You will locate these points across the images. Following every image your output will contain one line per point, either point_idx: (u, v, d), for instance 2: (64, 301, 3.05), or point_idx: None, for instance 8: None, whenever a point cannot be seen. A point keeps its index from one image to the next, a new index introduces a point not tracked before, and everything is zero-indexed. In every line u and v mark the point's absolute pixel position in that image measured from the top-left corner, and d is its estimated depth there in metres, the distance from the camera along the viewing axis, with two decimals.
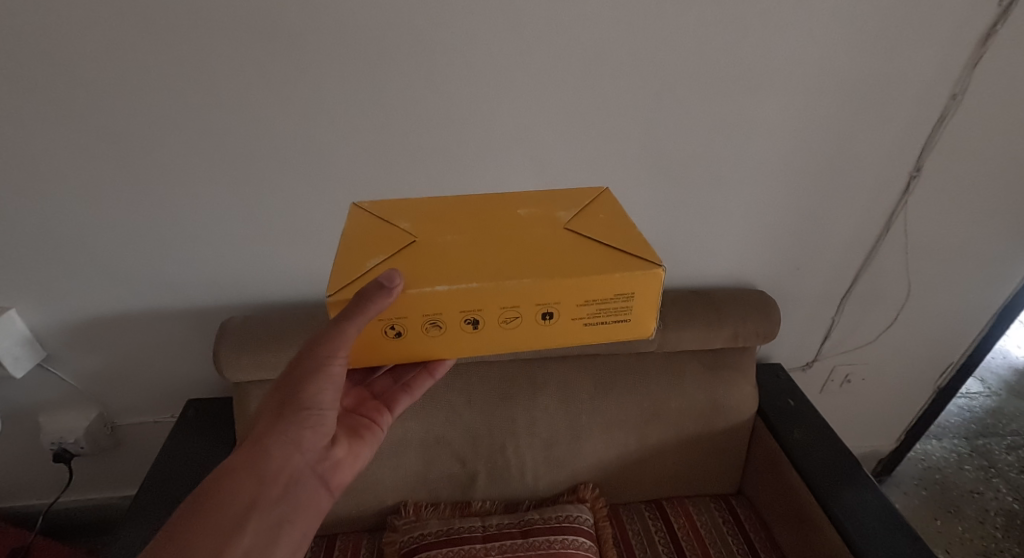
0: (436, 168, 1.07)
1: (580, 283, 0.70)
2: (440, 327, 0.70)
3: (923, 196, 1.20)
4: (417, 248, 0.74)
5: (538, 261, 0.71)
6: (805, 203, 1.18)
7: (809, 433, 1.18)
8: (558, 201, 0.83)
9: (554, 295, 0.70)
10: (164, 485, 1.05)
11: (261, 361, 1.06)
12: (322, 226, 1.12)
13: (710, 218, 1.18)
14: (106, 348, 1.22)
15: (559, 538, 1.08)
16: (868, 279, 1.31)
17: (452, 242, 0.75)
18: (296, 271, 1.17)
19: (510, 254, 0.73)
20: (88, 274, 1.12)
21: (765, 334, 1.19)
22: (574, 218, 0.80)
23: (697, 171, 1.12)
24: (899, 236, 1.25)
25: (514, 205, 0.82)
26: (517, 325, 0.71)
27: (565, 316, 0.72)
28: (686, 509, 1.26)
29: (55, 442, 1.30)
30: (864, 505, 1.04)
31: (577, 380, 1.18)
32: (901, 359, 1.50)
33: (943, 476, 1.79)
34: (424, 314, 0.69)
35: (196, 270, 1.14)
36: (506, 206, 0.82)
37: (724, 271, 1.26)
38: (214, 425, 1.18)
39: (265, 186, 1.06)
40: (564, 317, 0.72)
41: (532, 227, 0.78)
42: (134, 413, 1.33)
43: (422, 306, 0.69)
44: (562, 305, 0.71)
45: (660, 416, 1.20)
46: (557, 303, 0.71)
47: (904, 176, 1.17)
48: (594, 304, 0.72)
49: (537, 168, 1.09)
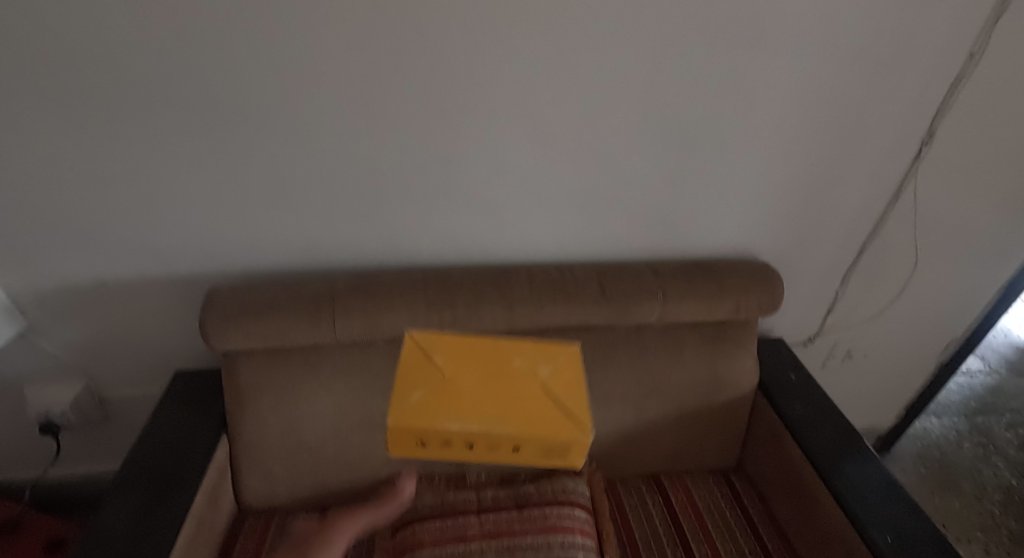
0: (431, 131, 1.04)
1: (538, 436, 0.70)
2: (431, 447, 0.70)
3: (935, 163, 1.16)
4: (439, 397, 0.72)
5: (506, 412, 0.72)
6: (809, 172, 1.14)
7: (810, 408, 1.16)
8: (537, 353, 0.78)
9: (516, 441, 0.69)
10: (150, 456, 1.02)
11: (249, 331, 1.03)
12: (313, 192, 1.09)
13: (712, 187, 1.14)
14: (92, 318, 1.19)
15: (554, 510, 1.06)
16: (873, 251, 1.28)
17: (457, 387, 0.73)
18: (286, 239, 1.14)
19: (483, 400, 0.73)
20: (70, 241, 1.09)
21: (768, 307, 1.16)
22: (553, 374, 0.76)
23: (699, 138, 1.08)
24: (907, 207, 1.22)
25: (505, 352, 0.78)
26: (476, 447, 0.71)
27: (524, 453, 0.71)
28: (685, 484, 1.24)
29: (42, 413, 1.27)
30: (866, 478, 1.02)
31: (575, 354, 1.15)
32: (904, 334, 1.48)
33: (941, 453, 1.79)
34: (412, 438, 0.69)
35: (182, 237, 1.11)
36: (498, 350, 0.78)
37: (725, 243, 1.22)
38: (202, 398, 1.15)
39: (252, 150, 1.03)
40: (524, 452, 0.71)
41: (523, 380, 0.75)
42: (121, 385, 1.31)
43: (418, 440, 0.69)
44: (524, 447, 0.70)
45: (659, 390, 1.17)
46: (520, 446, 0.70)
47: (915, 143, 1.13)
48: (545, 453, 0.71)
49: (532, 133, 1.06)
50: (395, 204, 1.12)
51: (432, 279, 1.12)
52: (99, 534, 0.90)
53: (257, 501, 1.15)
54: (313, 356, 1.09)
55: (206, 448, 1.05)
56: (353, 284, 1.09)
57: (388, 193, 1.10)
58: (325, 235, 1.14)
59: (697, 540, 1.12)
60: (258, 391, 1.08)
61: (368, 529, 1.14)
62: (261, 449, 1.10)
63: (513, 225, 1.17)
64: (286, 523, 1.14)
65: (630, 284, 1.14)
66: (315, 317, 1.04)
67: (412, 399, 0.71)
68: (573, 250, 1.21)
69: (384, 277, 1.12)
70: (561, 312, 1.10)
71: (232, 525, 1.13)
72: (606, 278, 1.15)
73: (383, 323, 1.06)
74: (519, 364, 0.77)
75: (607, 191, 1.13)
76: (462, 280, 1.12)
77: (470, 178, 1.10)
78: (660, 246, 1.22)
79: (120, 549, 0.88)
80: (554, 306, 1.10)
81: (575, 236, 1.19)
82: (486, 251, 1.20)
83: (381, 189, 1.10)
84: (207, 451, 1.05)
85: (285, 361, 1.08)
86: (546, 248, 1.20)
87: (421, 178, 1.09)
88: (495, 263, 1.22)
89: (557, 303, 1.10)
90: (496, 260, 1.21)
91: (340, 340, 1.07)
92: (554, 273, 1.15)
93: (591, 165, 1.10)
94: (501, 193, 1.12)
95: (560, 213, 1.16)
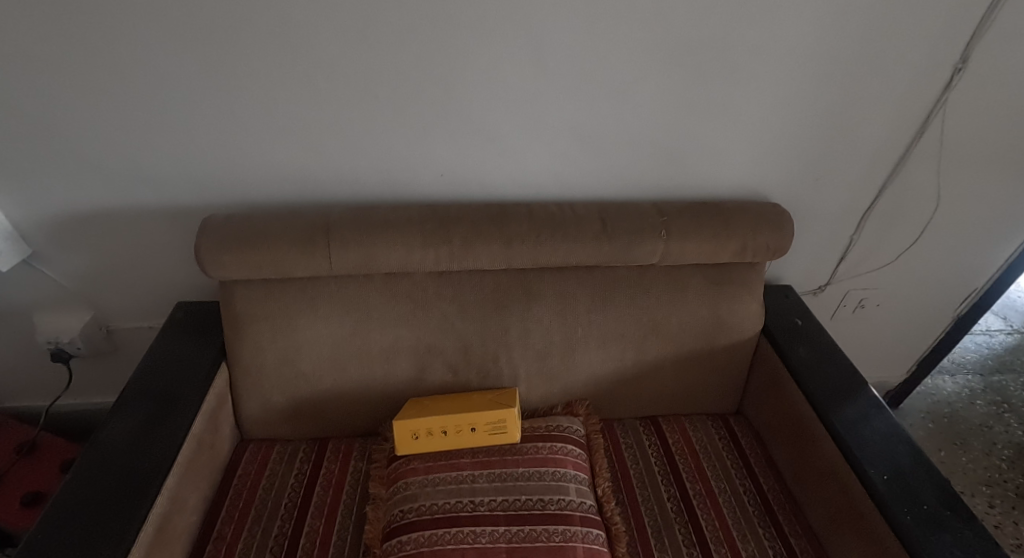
0: (427, 54, 1.01)
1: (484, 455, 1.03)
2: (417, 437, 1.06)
3: (967, 91, 1.12)
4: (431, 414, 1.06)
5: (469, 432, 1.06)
6: (829, 102, 1.11)
7: (815, 351, 1.14)
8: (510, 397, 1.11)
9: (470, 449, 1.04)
10: (152, 381, 1.04)
11: (244, 260, 1.03)
12: (309, 118, 1.06)
13: (725, 118, 1.12)
14: (93, 247, 1.20)
15: (547, 444, 1.07)
16: (890, 190, 1.24)
17: (444, 412, 1.07)
18: (283, 170, 1.12)
19: (455, 422, 1.06)
20: (67, 166, 1.09)
21: (776, 249, 1.12)
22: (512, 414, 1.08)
23: (712, 62, 1.05)
24: (934, 140, 1.18)
25: (488, 396, 1.11)
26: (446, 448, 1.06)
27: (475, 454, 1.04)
28: (682, 426, 1.24)
29: (52, 341, 1.29)
30: (867, 420, 1.00)
31: (574, 292, 1.13)
32: (918, 284, 1.44)
33: (952, 410, 1.75)
34: (409, 432, 1.06)
35: (179, 164, 1.10)
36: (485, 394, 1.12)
37: (737, 180, 1.20)
38: (202, 327, 1.16)
39: (244, 72, 1.01)
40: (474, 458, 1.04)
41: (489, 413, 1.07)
42: (127, 317, 1.32)
43: (408, 433, 1.06)
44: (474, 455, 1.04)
45: (659, 331, 1.16)
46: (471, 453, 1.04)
47: (947, 68, 1.09)
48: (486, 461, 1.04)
49: (535, 55, 1.03)
50: (393, 133, 1.09)
51: (430, 213, 1.09)
52: (102, 448, 0.92)
53: (258, 429, 1.18)
54: (311, 286, 1.09)
55: (205, 377, 1.06)
56: (348, 216, 1.07)
57: (385, 121, 1.08)
58: (325, 166, 1.12)
59: (691, 479, 1.12)
60: (258, 319, 1.09)
61: (364, 459, 1.16)
62: (261, 377, 1.12)
63: (513, 157, 1.14)
64: (286, 451, 1.16)
65: (632, 222, 1.10)
66: (309, 248, 1.03)
67: (407, 411, 1.08)
68: (575, 186, 1.18)
69: (381, 211, 1.10)
70: (560, 250, 1.08)
71: (234, 452, 1.16)
72: (608, 215, 1.11)
73: (378, 257, 1.05)
74: (491, 400, 1.10)
75: (615, 121, 1.11)
76: (461, 214, 1.09)
77: (469, 107, 1.07)
78: (669, 182, 1.19)
79: (124, 463, 0.90)
80: (554, 242, 1.07)
81: (577, 170, 1.16)
82: (487, 186, 1.17)
83: (378, 116, 1.07)
84: (208, 376, 1.07)
85: (282, 291, 1.08)
86: (547, 184, 1.18)
87: (416, 105, 1.07)
88: (497, 199, 1.19)
89: (555, 241, 1.08)
90: (496, 195, 1.19)
91: (335, 273, 1.07)
92: (555, 210, 1.12)
93: (599, 93, 1.07)
94: (500, 122, 1.10)
95: (561, 144, 1.13)
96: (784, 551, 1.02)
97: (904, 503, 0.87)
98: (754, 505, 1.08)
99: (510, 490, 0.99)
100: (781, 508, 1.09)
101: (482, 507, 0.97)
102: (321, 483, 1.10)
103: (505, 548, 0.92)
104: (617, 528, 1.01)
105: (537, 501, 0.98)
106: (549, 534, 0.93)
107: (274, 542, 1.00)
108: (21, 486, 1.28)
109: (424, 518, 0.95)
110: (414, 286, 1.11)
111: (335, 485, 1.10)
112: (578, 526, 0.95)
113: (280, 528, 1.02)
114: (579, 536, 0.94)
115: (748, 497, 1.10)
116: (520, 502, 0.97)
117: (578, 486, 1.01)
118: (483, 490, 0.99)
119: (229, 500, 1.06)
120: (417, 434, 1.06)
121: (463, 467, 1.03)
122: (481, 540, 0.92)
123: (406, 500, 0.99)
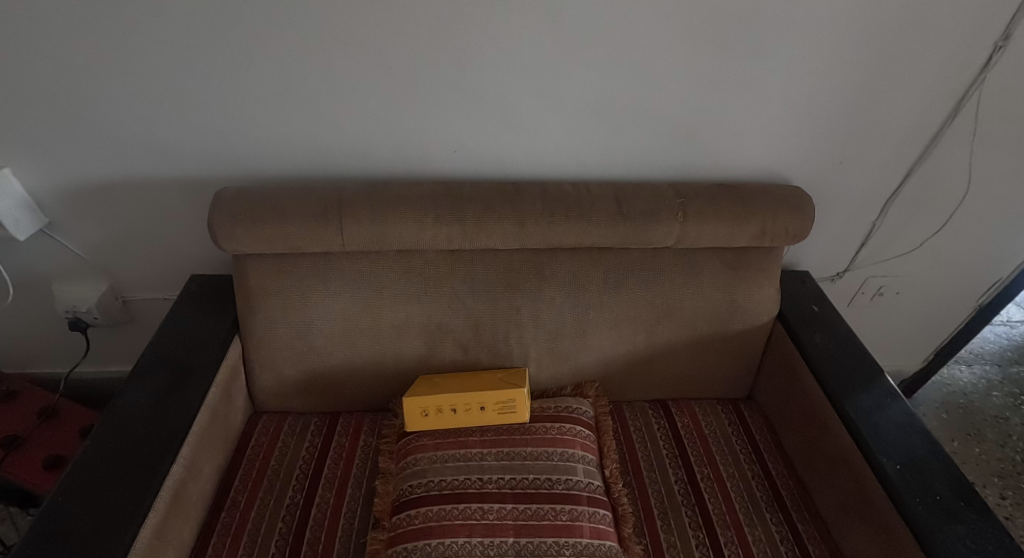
0: (444, 25, 0.99)
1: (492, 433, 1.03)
2: (427, 414, 1.07)
3: (1007, 71, 1.07)
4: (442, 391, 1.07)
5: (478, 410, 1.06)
6: (857, 81, 1.07)
7: (831, 339, 1.12)
8: (519, 377, 1.11)
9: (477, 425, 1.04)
10: (166, 353, 1.04)
11: (257, 234, 1.02)
12: (324, 90, 1.05)
13: (749, 97, 1.09)
14: (108, 219, 1.21)
15: (556, 424, 1.07)
16: (919, 174, 1.21)
17: (455, 390, 1.07)
18: (295, 143, 1.11)
19: (465, 399, 1.06)
20: (81, 137, 1.09)
21: (795, 234, 1.10)
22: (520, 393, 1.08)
23: (737, 36, 1.02)
24: (967, 122, 1.14)
25: (498, 376, 1.12)
26: (456, 426, 1.07)
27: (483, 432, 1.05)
28: (692, 410, 1.23)
29: (70, 310, 1.31)
30: (882, 409, 0.99)
31: (587, 273, 1.12)
32: (940, 272, 1.41)
33: (968, 401, 1.73)
34: (419, 408, 1.06)
35: (192, 138, 1.10)
36: (494, 374, 1.12)
37: (758, 161, 1.17)
38: (215, 300, 1.16)
39: (259, 42, 0.99)
40: (482, 436, 1.04)
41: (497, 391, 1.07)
42: (142, 288, 1.33)
43: (419, 409, 1.06)
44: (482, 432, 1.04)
45: (672, 314, 1.15)
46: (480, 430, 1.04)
47: (988, 46, 1.04)
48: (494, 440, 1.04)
49: (553, 27, 1.00)
50: (407, 108, 1.08)
51: (442, 190, 1.08)
52: (118, 415, 0.93)
53: (271, 401, 1.19)
54: (323, 262, 1.09)
55: (217, 351, 1.06)
56: (360, 191, 1.07)
57: (398, 94, 1.06)
58: (337, 141, 1.11)
59: (700, 463, 1.12)
60: (271, 293, 1.09)
61: (375, 434, 1.17)
62: (274, 351, 1.13)
63: (528, 134, 1.12)
64: (297, 424, 1.18)
65: (649, 203, 1.08)
66: (322, 224, 1.03)
67: (417, 388, 1.09)
68: (591, 165, 1.17)
69: (393, 187, 1.09)
70: (574, 230, 1.07)
71: (246, 423, 1.17)
72: (624, 196, 1.10)
73: (391, 233, 1.04)
74: (500, 379, 1.10)
75: (634, 98, 1.08)
76: (474, 191, 1.08)
77: (485, 82, 1.05)
78: (687, 162, 1.17)
79: (139, 431, 0.91)
80: (569, 222, 1.06)
81: (593, 149, 1.14)
82: (501, 162, 1.16)
83: (392, 89, 1.05)
84: (221, 349, 1.07)
85: (294, 265, 1.09)
86: (563, 162, 1.16)
87: (431, 78, 1.05)
88: (510, 176, 1.18)
89: (570, 221, 1.06)
90: (510, 172, 1.17)
91: (347, 249, 1.06)
92: (570, 190, 1.10)
93: (619, 68, 1.04)
94: (516, 97, 1.07)
95: (577, 120, 1.11)
96: (791, 536, 1.02)
97: (916, 493, 0.86)
98: (762, 491, 1.08)
99: (518, 468, 1.00)
100: (790, 494, 1.09)
101: (490, 484, 0.97)
102: (332, 455, 1.11)
103: (512, 525, 0.92)
104: (624, 509, 1.01)
105: (544, 480, 0.98)
106: (556, 513, 0.94)
107: (286, 512, 1.02)
108: (42, 449, 1.31)
109: (432, 494, 0.96)
110: (425, 263, 1.10)
111: (346, 459, 1.11)
112: (585, 506, 0.95)
113: (292, 498, 1.04)
114: (586, 516, 0.94)
115: (756, 482, 1.10)
116: (528, 481, 0.98)
117: (586, 467, 1.02)
118: (491, 468, 1.00)
119: (241, 470, 1.08)
120: (426, 411, 1.07)
121: (472, 445, 1.03)
122: (489, 517, 0.93)
123: (415, 476, 1.00)
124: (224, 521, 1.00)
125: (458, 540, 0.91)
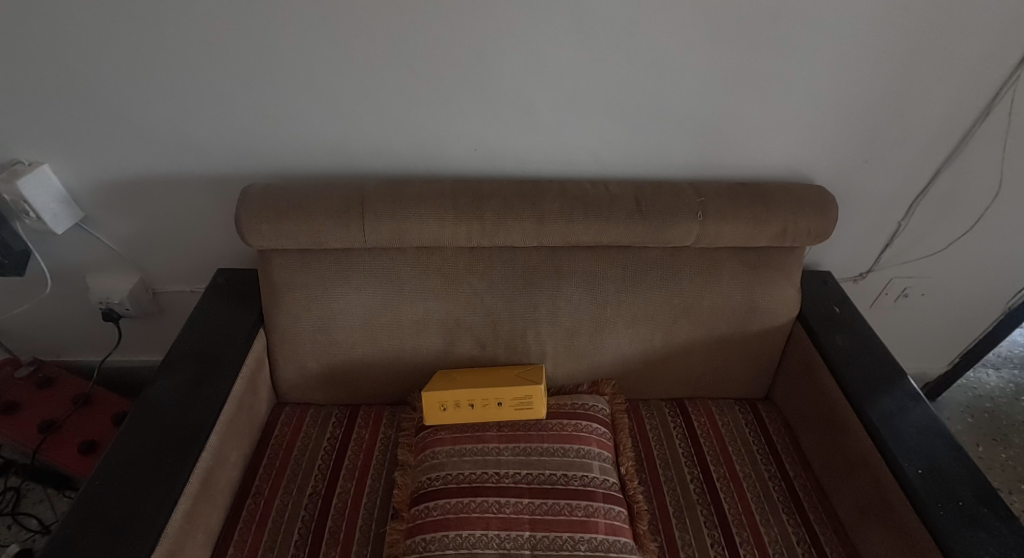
0: (467, 25, 1.00)
1: None
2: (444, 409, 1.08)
3: None
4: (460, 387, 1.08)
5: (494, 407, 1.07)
6: (884, 79, 1.06)
7: (852, 340, 1.11)
8: (534, 374, 1.12)
9: None
10: (194, 344, 1.08)
11: (282, 230, 1.05)
12: (347, 89, 1.07)
13: (773, 95, 1.08)
14: (140, 214, 1.25)
15: (572, 421, 1.08)
16: (948, 173, 1.19)
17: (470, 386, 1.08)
18: (319, 140, 1.13)
19: (481, 393, 1.08)
20: (115, 134, 1.12)
21: (817, 234, 1.09)
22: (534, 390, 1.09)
23: (761, 35, 1.01)
24: (1000, 121, 1.11)
25: (514, 372, 1.13)
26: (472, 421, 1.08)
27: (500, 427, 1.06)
28: (708, 410, 1.23)
29: (103, 301, 1.35)
30: (904, 412, 0.98)
31: (605, 272, 1.12)
32: (967, 273, 1.38)
33: (994, 405, 1.69)
34: (438, 403, 1.08)
35: (220, 135, 1.12)
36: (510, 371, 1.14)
37: (779, 160, 1.16)
38: (241, 293, 1.20)
39: (285, 42, 1.02)
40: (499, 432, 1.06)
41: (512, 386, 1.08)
42: (172, 280, 1.37)
43: (437, 403, 1.08)
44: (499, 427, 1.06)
45: (689, 313, 1.15)
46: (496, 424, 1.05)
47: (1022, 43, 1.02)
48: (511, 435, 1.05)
49: (573, 27, 1.00)
50: (429, 107, 1.09)
51: (462, 187, 1.10)
52: (151, 403, 0.97)
53: (293, 393, 1.22)
54: (345, 258, 1.11)
55: (241, 344, 1.09)
56: (381, 188, 1.08)
57: (422, 93, 1.08)
58: (359, 139, 1.13)
59: (717, 463, 1.12)
60: (294, 288, 1.12)
61: (393, 427, 1.19)
62: (297, 344, 1.16)
63: (548, 132, 1.13)
64: (319, 416, 1.21)
65: (668, 202, 1.08)
66: (344, 220, 1.05)
67: (436, 383, 1.11)
68: (611, 164, 1.17)
69: (414, 185, 1.10)
70: (593, 229, 1.07)
71: (270, 414, 1.21)
72: (644, 195, 1.09)
73: (412, 230, 1.06)
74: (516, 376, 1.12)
75: (654, 97, 1.08)
76: (493, 189, 1.09)
77: (505, 81, 1.06)
78: (707, 161, 1.16)
79: (171, 418, 0.95)
80: (588, 221, 1.07)
81: (612, 148, 1.15)
82: (520, 160, 1.16)
83: (414, 88, 1.07)
84: (246, 342, 1.10)
85: (317, 261, 1.11)
86: (582, 161, 1.16)
87: (452, 78, 1.06)
88: (530, 174, 1.18)
89: (589, 220, 1.07)
90: (529, 171, 1.18)
91: (368, 245, 1.08)
92: (589, 188, 1.11)
93: (641, 68, 1.05)
94: (537, 96, 1.08)
95: (598, 119, 1.11)
96: (809, 538, 1.01)
97: (937, 497, 0.86)
98: (780, 492, 1.08)
99: (534, 464, 1.01)
100: (807, 496, 1.08)
101: (507, 479, 0.99)
102: (352, 446, 1.14)
103: (528, 520, 0.94)
104: (639, 506, 1.02)
105: (560, 476, 0.99)
106: (572, 508, 0.95)
107: (308, 500, 1.05)
108: (76, 436, 1.35)
109: (450, 487, 0.98)
110: (445, 260, 1.12)
111: (365, 451, 1.14)
112: (600, 503, 0.96)
113: (313, 488, 1.06)
114: (601, 512, 0.95)
115: (773, 483, 1.10)
116: (544, 477, 0.99)
117: (602, 464, 1.03)
118: (508, 463, 1.01)
119: (265, 460, 1.11)
120: (444, 405, 1.08)
121: (489, 440, 1.05)
122: (505, 511, 0.95)
123: (433, 469, 1.02)
124: (248, 508, 1.04)
125: (475, 532, 0.92)
